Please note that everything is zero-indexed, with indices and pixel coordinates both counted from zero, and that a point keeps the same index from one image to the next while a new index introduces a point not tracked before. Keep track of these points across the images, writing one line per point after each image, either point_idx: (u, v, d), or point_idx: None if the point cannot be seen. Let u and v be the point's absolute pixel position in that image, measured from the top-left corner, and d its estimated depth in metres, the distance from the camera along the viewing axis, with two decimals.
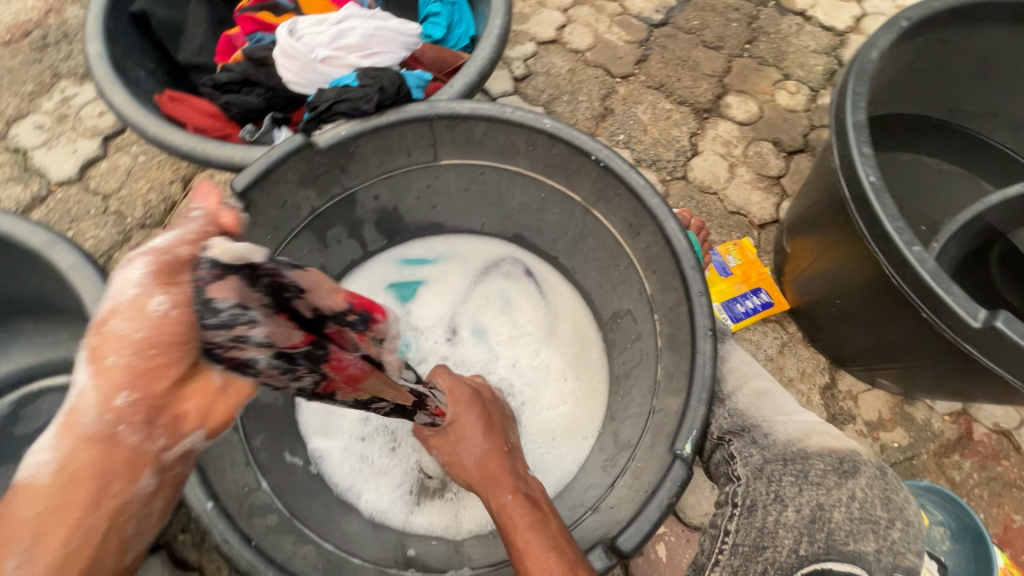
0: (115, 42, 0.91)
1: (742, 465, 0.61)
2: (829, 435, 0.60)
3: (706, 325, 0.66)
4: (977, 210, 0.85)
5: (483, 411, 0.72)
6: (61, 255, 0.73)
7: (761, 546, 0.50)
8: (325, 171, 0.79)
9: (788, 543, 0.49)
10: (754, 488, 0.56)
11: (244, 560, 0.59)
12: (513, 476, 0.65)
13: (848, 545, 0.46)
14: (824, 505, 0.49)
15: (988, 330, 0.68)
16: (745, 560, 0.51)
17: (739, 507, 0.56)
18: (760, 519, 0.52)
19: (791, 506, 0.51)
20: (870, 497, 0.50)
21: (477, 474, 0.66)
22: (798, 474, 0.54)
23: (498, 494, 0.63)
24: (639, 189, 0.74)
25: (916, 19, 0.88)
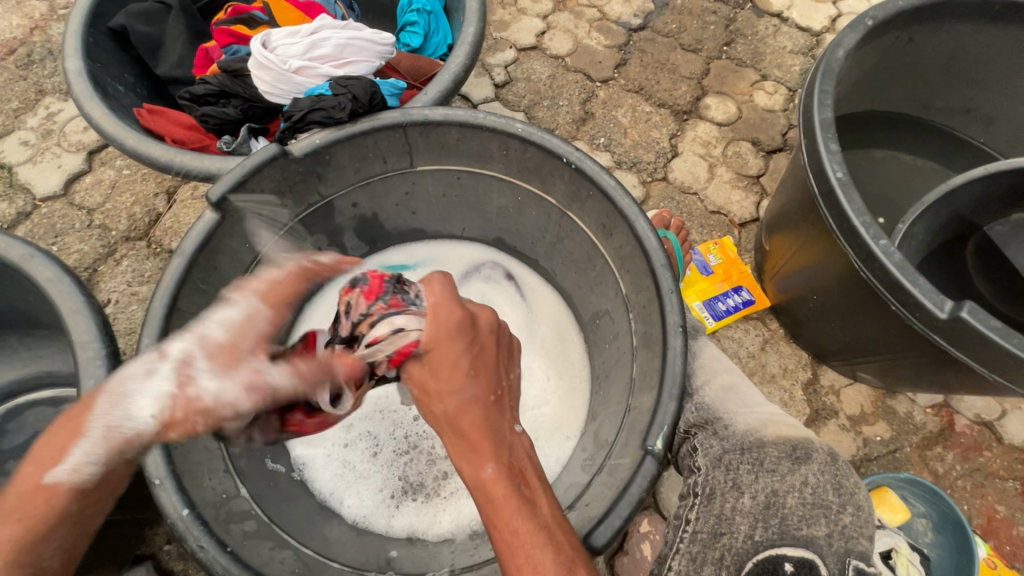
0: (94, 57, 0.92)
1: (702, 455, 0.64)
2: (785, 424, 0.64)
3: (677, 322, 0.67)
4: (942, 191, 0.92)
5: (470, 345, 0.64)
6: (39, 268, 0.73)
7: (719, 533, 0.54)
8: (301, 179, 0.80)
9: (744, 528, 0.53)
10: (713, 478, 0.59)
11: (219, 566, 0.59)
12: (494, 441, 0.59)
13: (801, 529, 0.52)
14: (778, 492, 0.55)
15: (956, 321, 0.69)
16: (704, 547, 0.54)
17: (699, 496, 0.59)
18: (718, 507, 0.56)
19: (746, 493, 0.55)
20: (822, 482, 0.56)
21: (457, 431, 0.60)
22: (753, 463, 0.58)
23: (477, 463, 0.58)
24: (610, 190, 0.75)
25: (881, 18, 0.89)
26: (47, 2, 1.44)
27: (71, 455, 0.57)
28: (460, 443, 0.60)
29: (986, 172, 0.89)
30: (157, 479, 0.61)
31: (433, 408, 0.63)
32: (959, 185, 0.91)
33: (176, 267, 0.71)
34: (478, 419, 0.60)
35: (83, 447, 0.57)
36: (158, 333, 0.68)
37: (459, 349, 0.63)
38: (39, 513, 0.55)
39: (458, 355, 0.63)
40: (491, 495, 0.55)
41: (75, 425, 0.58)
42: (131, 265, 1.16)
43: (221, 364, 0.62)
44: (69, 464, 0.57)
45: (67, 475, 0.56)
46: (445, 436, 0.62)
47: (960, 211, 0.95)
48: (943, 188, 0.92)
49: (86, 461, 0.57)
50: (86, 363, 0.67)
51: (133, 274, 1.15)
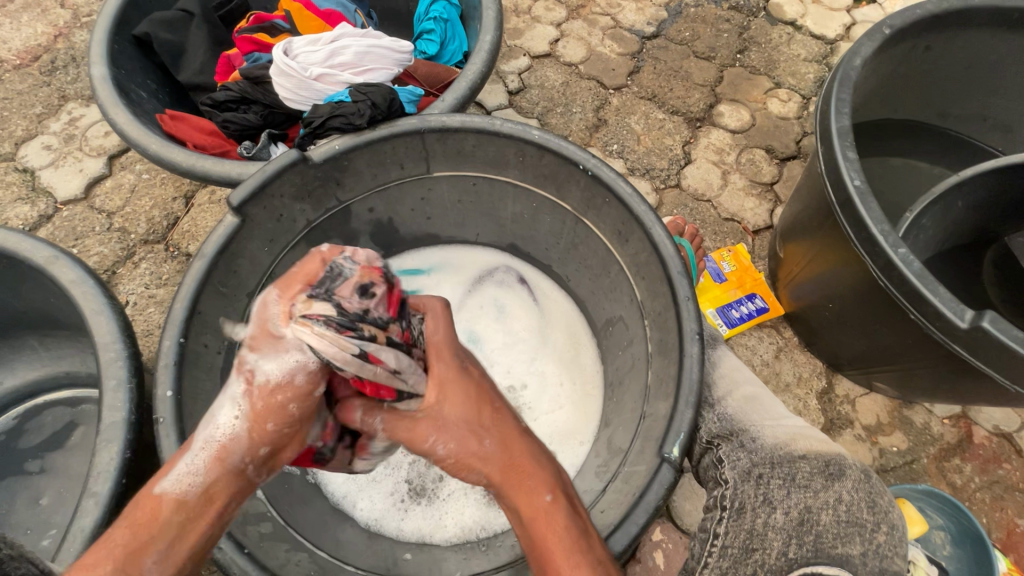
0: (119, 64, 0.94)
1: (729, 467, 0.63)
2: (816, 440, 0.64)
3: (694, 329, 0.67)
4: (952, 182, 0.90)
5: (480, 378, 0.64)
6: (63, 270, 0.74)
7: (751, 549, 0.53)
8: (320, 184, 0.81)
9: (777, 544, 0.52)
10: (743, 491, 0.58)
11: (237, 567, 0.59)
12: (543, 468, 0.58)
13: (838, 548, 0.51)
14: (811, 508, 0.54)
15: (976, 331, 0.69)
16: (735, 562, 0.52)
17: (727, 509, 0.57)
18: (748, 522, 0.55)
19: (779, 508, 0.55)
20: (857, 500, 0.56)
21: (506, 476, 0.57)
22: (785, 477, 0.58)
23: (537, 497, 0.55)
24: (627, 197, 0.75)
25: (898, 27, 0.89)
26: (71, 10, 1.47)
27: (177, 466, 0.55)
28: (513, 484, 0.57)
29: (999, 164, 0.87)
30: None
31: (472, 449, 0.58)
32: (969, 177, 0.89)
33: (198, 269, 0.72)
34: (529, 460, 0.58)
35: (187, 460, 0.55)
36: (178, 334, 0.68)
37: (476, 384, 0.62)
38: (145, 523, 0.52)
39: (478, 390, 0.62)
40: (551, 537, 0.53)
41: (183, 444, 0.57)
42: (149, 268, 1.17)
43: (266, 348, 0.55)
44: (175, 476, 0.54)
45: (171, 486, 0.54)
46: (491, 483, 0.58)
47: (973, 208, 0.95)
48: (953, 179, 0.90)
49: (189, 469, 0.54)
50: (108, 364, 0.68)
51: (152, 276, 1.16)
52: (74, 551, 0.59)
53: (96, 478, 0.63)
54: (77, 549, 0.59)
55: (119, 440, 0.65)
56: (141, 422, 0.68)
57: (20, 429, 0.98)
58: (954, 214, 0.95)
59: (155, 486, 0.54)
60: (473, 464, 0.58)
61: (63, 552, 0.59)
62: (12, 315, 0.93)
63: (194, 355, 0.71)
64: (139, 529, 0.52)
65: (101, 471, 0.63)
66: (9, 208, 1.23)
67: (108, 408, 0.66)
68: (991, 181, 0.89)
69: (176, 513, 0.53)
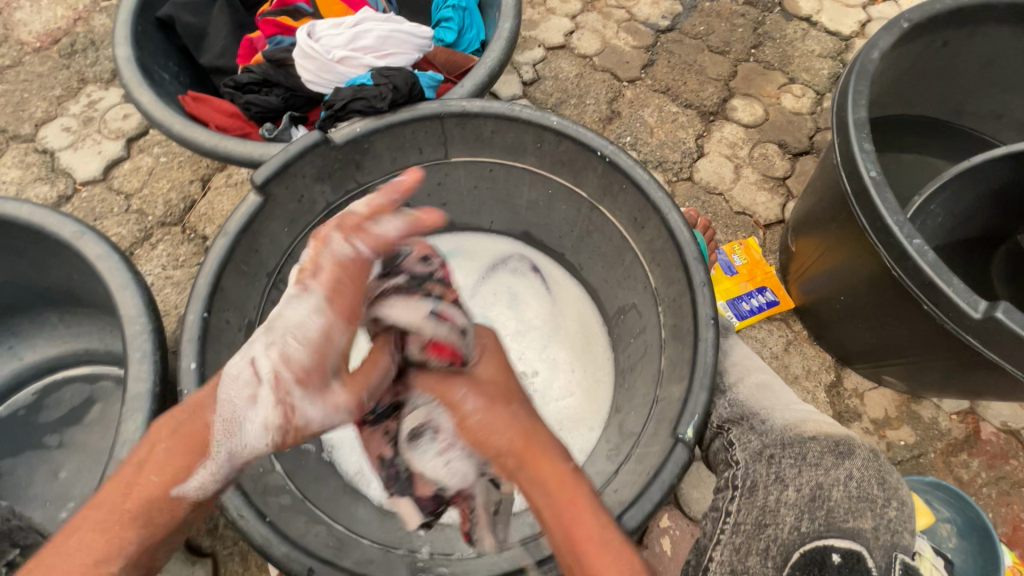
0: (142, 45, 0.96)
1: (740, 450, 0.64)
2: (824, 422, 0.64)
3: (709, 314, 0.68)
4: (963, 168, 0.91)
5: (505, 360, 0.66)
6: (89, 245, 0.75)
7: (763, 524, 0.56)
8: (340, 166, 0.83)
9: (789, 520, 0.55)
10: (754, 470, 0.60)
11: (258, 534, 0.61)
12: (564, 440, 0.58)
13: (848, 521, 0.54)
14: (823, 485, 0.56)
15: (989, 321, 0.70)
16: (748, 538, 0.56)
17: (740, 488, 0.60)
18: (761, 499, 0.57)
19: (791, 486, 0.57)
20: (867, 477, 0.58)
21: (525, 447, 0.55)
22: (796, 457, 0.59)
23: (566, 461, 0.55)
24: (644, 183, 0.76)
25: (917, 21, 0.89)
26: None
27: (198, 471, 0.55)
28: (539, 444, 0.56)
29: (1006, 151, 0.88)
30: None
31: (497, 414, 0.57)
32: (980, 163, 0.90)
33: (221, 247, 0.73)
34: (547, 434, 0.57)
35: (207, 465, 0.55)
36: (202, 309, 0.70)
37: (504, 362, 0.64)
38: (162, 523, 0.53)
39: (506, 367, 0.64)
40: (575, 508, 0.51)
41: (200, 440, 0.56)
42: (166, 249, 1.19)
43: (314, 387, 0.58)
44: (195, 481, 0.54)
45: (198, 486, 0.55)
46: (512, 447, 0.55)
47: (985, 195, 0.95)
48: (964, 164, 0.91)
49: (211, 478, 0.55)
50: (134, 336, 0.70)
51: (168, 258, 1.18)
52: None
53: (121, 446, 0.64)
54: None
55: (143, 410, 0.66)
56: (164, 394, 0.69)
57: (39, 404, 1.00)
58: (965, 202, 0.96)
59: (171, 488, 0.53)
60: (497, 426, 0.56)
61: None
62: (34, 290, 0.95)
63: (216, 330, 0.72)
64: (155, 527, 0.53)
65: (126, 439, 0.65)
66: (29, 188, 1.25)
67: (133, 378, 0.68)
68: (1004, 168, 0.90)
69: (189, 512, 0.55)
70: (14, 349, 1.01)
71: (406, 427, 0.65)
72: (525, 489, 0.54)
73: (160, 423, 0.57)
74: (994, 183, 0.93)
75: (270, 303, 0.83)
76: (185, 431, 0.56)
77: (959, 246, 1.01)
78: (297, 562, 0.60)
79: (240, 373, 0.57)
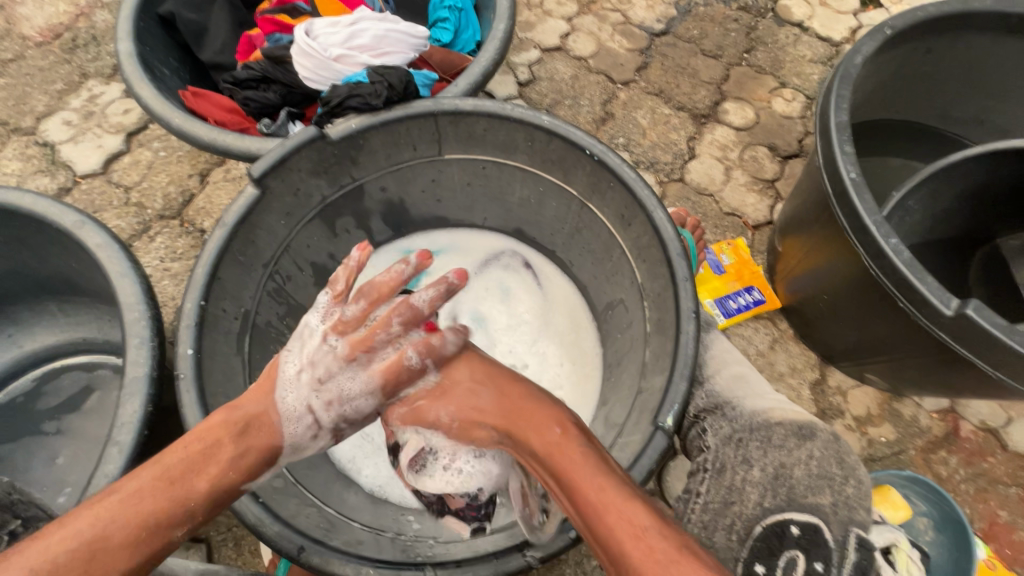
0: (144, 41, 0.97)
1: (712, 435, 0.70)
2: (791, 409, 0.69)
3: (690, 308, 0.70)
4: (938, 165, 0.94)
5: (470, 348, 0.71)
6: (89, 234, 0.77)
7: (730, 502, 0.63)
8: (336, 161, 0.85)
9: (754, 496, 0.62)
10: (723, 453, 0.66)
11: (250, 514, 0.63)
12: (546, 406, 0.62)
13: (807, 497, 0.60)
14: (786, 464, 0.62)
15: (961, 318, 0.72)
16: (716, 515, 0.63)
17: (710, 471, 0.66)
18: (729, 479, 0.64)
19: (756, 466, 0.63)
20: (827, 456, 0.63)
21: (509, 407, 0.63)
22: (762, 440, 0.65)
23: (545, 431, 0.59)
24: (630, 181, 0.78)
25: (900, 28, 0.92)
26: None
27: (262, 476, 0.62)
28: (517, 421, 0.62)
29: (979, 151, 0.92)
30: None
31: (471, 407, 0.65)
32: (955, 160, 0.93)
33: (219, 238, 0.75)
34: (524, 392, 0.64)
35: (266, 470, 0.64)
36: (199, 297, 0.72)
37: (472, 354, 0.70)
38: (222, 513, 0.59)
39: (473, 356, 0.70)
40: (571, 457, 0.56)
41: (266, 450, 0.62)
42: (164, 242, 1.21)
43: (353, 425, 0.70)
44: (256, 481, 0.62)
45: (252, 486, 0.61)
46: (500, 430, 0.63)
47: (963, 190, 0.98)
48: (943, 160, 0.94)
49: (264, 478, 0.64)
50: (132, 323, 0.71)
51: (166, 250, 1.20)
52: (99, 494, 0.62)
53: (120, 428, 0.66)
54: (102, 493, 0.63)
55: (141, 395, 0.68)
56: (161, 379, 0.71)
57: (38, 391, 1.02)
58: (944, 199, 0.99)
59: (244, 486, 0.60)
60: (479, 419, 0.65)
61: (87, 495, 0.62)
62: (33, 279, 0.97)
63: (213, 318, 0.74)
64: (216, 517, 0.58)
65: (124, 422, 0.66)
66: (30, 179, 1.27)
67: (131, 363, 0.69)
68: (981, 163, 0.94)
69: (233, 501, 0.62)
70: (14, 337, 1.03)
71: (409, 464, 0.72)
72: (527, 461, 0.61)
73: (216, 421, 0.60)
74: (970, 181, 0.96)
75: (266, 293, 0.85)
76: (247, 439, 0.60)
77: (939, 246, 1.05)
78: (288, 541, 0.62)
79: (301, 418, 0.65)
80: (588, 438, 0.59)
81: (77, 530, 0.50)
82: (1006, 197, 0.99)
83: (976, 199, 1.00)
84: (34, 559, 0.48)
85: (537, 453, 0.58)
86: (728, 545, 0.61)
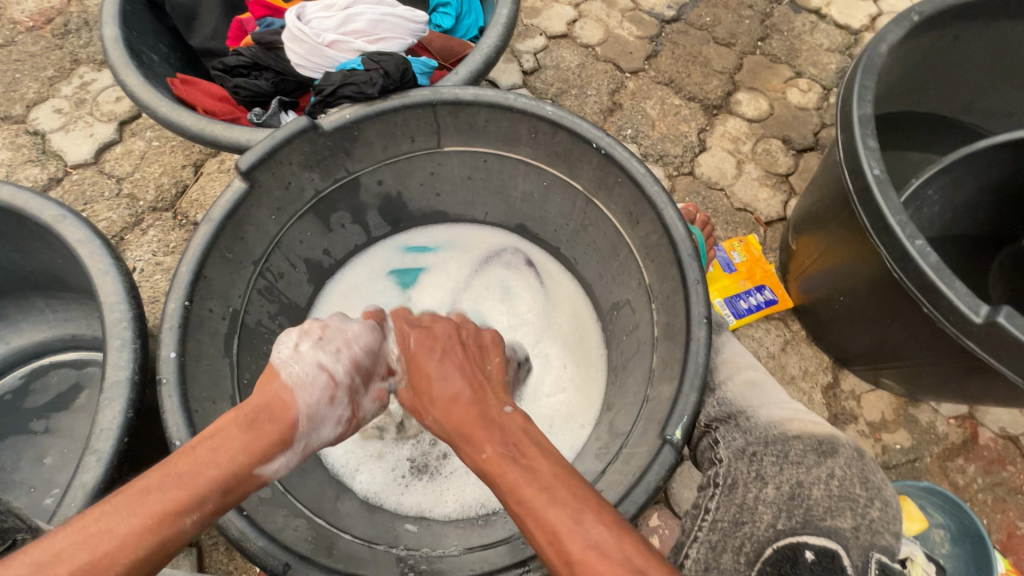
0: (131, 25, 0.93)
1: (724, 447, 0.66)
2: (811, 421, 0.65)
3: (702, 313, 0.66)
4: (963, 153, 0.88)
5: (442, 351, 0.66)
6: (70, 230, 0.73)
7: (740, 521, 0.59)
8: (329, 154, 0.81)
9: (767, 517, 0.57)
10: (736, 468, 0.63)
11: (235, 528, 0.59)
12: (482, 425, 0.57)
13: (825, 520, 0.55)
14: (804, 483, 0.57)
15: (991, 326, 0.68)
16: (724, 535, 0.59)
17: (720, 486, 0.63)
18: (740, 496, 0.60)
19: (771, 483, 0.59)
20: (850, 475, 0.59)
21: (448, 423, 0.59)
22: (778, 455, 0.61)
23: (471, 453, 0.55)
24: (640, 177, 0.74)
25: (928, 14, 0.86)
26: None
27: (279, 457, 0.57)
28: (454, 437, 0.59)
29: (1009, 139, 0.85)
30: (178, 441, 0.62)
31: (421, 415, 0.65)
32: (981, 149, 0.87)
33: (204, 234, 0.71)
34: (464, 411, 0.59)
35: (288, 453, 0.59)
36: (183, 297, 0.68)
37: (434, 361, 0.64)
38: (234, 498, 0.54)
39: (433, 365, 0.64)
40: (500, 478, 0.53)
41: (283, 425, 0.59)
42: (156, 235, 1.17)
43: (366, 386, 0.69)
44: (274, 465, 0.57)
45: (268, 472, 0.56)
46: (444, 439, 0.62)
47: (988, 185, 0.93)
48: (966, 149, 0.88)
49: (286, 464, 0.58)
50: (113, 324, 0.68)
51: (159, 243, 1.17)
52: (77, 505, 0.59)
53: (98, 435, 0.63)
54: (79, 503, 0.60)
55: (122, 399, 0.65)
56: (144, 383, 0.68)
57: (26, 389, 0.99)
58: (967, 195, 0.94)
59: (256, 469, 0.55)
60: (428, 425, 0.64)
61: (64, 507, 0.59)
62: (18, 274, 0.93)
63: (198, 319, 0.71)
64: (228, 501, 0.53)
65: (103, 429, 0.63)
66: (19, 169, 1.23)
67: (111, 367, 0.66)
68: (1008, 163, 0.88)
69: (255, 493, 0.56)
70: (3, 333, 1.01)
71: None
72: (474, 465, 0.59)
73: (225, 418, 0.57)
74: (996, 177, 0.91)
75: (256, 291, 0.82)
76: (258, 426, 0.57)
77: (956, 244, 1.01)
78: (273, 557, 0.59)
79: (314, 380, 0.63)
80: (519, 447, 0.54)
81: (86, 520, 0.46)
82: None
83: (998, 197, 0.95)
84: (36, 555, 0.44)
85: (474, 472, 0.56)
86: (734, 568, 0.56)
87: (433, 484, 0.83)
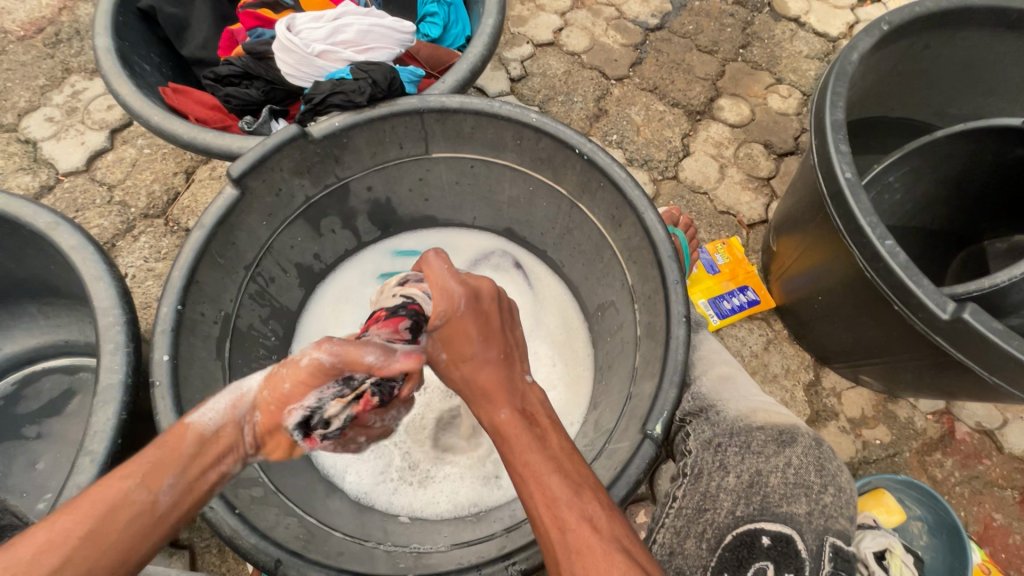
0: (123, 36, 0.95)
1: (693, 439, 0.69)
2: (774, 412, 0.69)
3: (682, 312, 0.69)
4: (922, 142, 0.91)
5: (482, 315, 0.68)
6: (64, 236, 0.75)
7: (703, 509, 0.62)
8: (319, 160, 0.82)
9: (727, 504, 0.61)
10: (702, 458, 0.66)
11: (227, 526, 0.61)
12: (508, 390, 0.65)
13: (782, 507, 0.59)
14: (762, 472, 0.62)
15: (957, 322, 0.71)
16: (689, 521, 0.63)
17: (687, 475, 0.66)
18: (704, 485, 0.64)
19: (732, 473, 0.63)
20: (805, 463, 0.63)
21: (473, 382, 0.66)
22: (740, 445, 0.65)
23: (493, 411, 0.64)
24: (621, 181, 0.76)
25: (897, 23, 0.89)
26: None
27: (206, 405, 0.56)
28: (478, 395, 0.66)
29: (965, 129, 0.88)
30: None
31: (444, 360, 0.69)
32: (940, 138, 0.90)
33: (196, 240, 0.73)
34: (493, 372, 0.66)
35: (212, 403, 0.56)
36: (176, 302, 0.70)
37: (473, 326, 0.67)
38: (167, 448, 0.52)
39: (469, 326, 0.67)
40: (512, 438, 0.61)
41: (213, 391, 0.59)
42: (148, 242, 1.19)
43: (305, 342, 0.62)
44: (198, 412, 0.55)
45: (195, 420, 0.55)
46: (461, 392, 0.69)
47: (955, 184, 0.97)
48: (926, 137, 0.91)
49: (210, 409, 0.55)
50: (107, 328, 0.69)
51: (151, 250, 1.18)
52: None
53: (92, 437, 0.64)
54: None
55: (115, 403, 0.66)
56: (137, 386, 0.69)
57: (17, 395, 1.00)
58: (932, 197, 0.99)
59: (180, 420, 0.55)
60: (449, 372, 0.69)
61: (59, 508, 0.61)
62: (11, 281, 0.94)
63: (190, 323, 0.72)
64: (160, 452, 0.52)
65: (97, 431, 0.65)
66: (11, 177, 1.24)
67: (104, 370, 0.67)
68: (972, 161, 0.92)
69: (190, 446, 0.53)
70: None
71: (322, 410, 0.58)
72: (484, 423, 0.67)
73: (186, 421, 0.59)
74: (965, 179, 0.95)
75: (247, 296, 0.84)
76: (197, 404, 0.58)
77: (928, 243, 1.04)
78: (264, 553, 0.61)
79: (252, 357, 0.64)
80: (533, 415, 0.64)
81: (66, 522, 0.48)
82: (990, 196, 0.97)
83: (964, 196, 0.99)
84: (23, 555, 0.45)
85: (487, 427, 0.64)
86: (698, 553, 0.61)
87: (424, 485, 0.84)
